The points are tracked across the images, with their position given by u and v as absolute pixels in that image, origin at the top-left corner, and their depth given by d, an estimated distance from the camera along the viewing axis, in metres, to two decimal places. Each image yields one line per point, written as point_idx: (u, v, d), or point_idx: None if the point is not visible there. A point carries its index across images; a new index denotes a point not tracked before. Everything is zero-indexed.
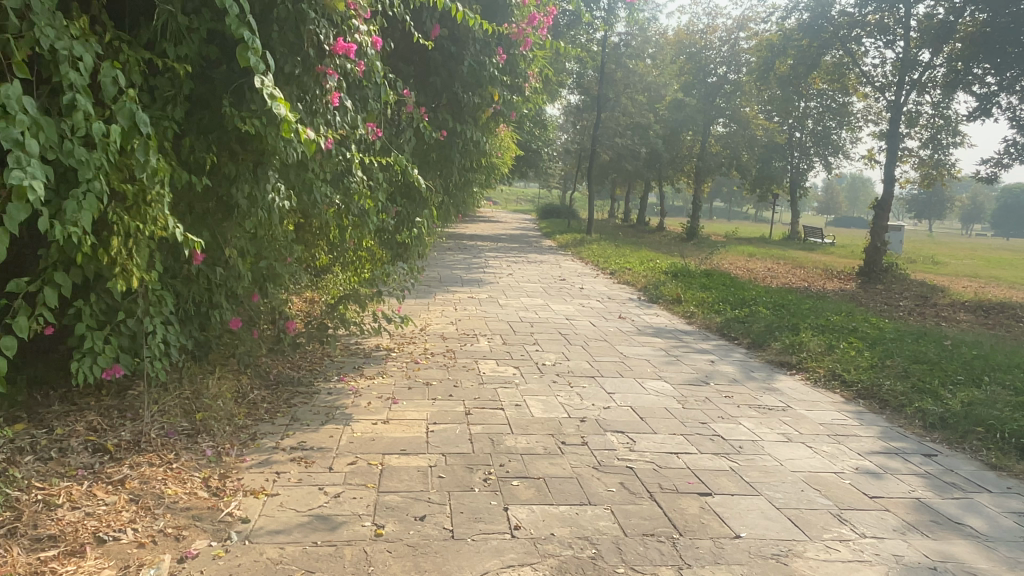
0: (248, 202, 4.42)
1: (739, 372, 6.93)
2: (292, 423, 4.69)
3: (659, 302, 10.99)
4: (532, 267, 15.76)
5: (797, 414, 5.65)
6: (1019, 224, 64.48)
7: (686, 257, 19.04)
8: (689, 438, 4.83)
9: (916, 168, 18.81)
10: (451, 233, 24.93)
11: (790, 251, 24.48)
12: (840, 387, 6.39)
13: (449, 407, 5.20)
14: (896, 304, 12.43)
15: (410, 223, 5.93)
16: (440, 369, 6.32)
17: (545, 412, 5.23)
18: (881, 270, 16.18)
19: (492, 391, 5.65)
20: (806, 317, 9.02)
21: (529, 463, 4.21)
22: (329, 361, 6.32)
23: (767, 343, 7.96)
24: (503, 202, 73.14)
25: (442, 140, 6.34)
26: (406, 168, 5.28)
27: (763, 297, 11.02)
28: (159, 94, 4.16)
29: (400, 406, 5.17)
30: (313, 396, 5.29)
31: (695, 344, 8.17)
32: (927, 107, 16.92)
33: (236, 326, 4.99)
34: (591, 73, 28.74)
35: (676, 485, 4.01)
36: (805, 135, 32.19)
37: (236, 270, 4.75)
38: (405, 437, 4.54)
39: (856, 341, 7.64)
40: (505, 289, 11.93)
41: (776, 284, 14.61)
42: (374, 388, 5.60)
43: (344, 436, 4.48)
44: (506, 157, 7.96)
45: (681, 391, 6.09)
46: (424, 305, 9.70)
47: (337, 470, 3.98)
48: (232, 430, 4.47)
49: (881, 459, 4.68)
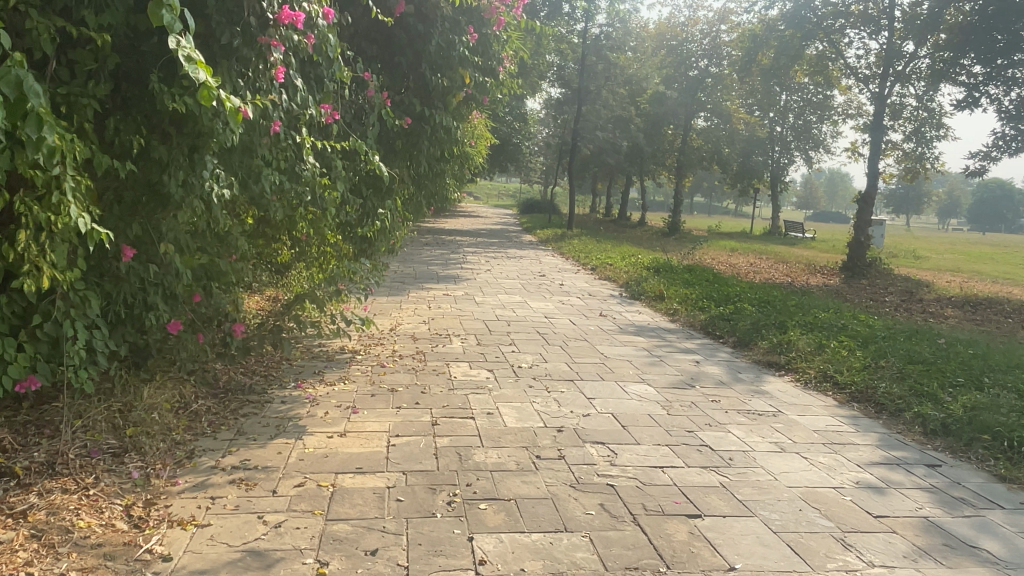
0: (183, 191, 3.94)
1: (726, 373, 6.56)
2: (237, 438, 4.22)
3: (641, 298, 10.61)
4: (511, 262, 15.34)
5: (789, 419, 5.28)
6: (994, 218, 65.25)
7: (668, 252, 18.71)
8: (676, 449, 4.42)
9: (899, 161, 18.64)
10: (429, 228, 24.44)
11: (772, 245, 24.29)
12: (833, 389, 6.04)
13: (414, 416, 4.75)
14: (881, 300, 12.18)
15: (373, 217, 5.46)
16: (408, 373, 5.86)
17: (519, 421, 4.79)
18: (865, 265, 15.98)
19: (462, 398, 5.21)
20: (794, 314, 8.68)
21: (500, 482, 3.77)
22: (288, 365, 5.86)
23: (754, 342, 7.61)
24: (484, 197, 72.67)
25: (409, 127, 5.86)
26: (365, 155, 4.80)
27: (748, 293, 10.71)
28: (78, 69, 3.67)
29: (360, 416, 4.70)
30: (264, 406, 4.82)
31: (680, 343, 7.79)
32: (911, 99, 16.74)
33: (175, 330, 4.49)
34: (572, 66, 28.34)
35: (661, 505, 3.60)
36: (786, 129, 32.09)
37: (174, 268, 4.27)
38: (363, 453, 4.07)
39: (846, 339, 7.31)
40: (481, 285, 11.49)
41: (760, 279, 14.33)
42: (333, 395, 5.12)
43: (293, 453, 4.02)
44: (481, 146, 7.46)
45: (666, 395, 5.69)
46: (395, 302, 9.25)
47: (282, 494, 3.52)
48: (167, 447, 4.00)
49: (883, 471, 4.31)
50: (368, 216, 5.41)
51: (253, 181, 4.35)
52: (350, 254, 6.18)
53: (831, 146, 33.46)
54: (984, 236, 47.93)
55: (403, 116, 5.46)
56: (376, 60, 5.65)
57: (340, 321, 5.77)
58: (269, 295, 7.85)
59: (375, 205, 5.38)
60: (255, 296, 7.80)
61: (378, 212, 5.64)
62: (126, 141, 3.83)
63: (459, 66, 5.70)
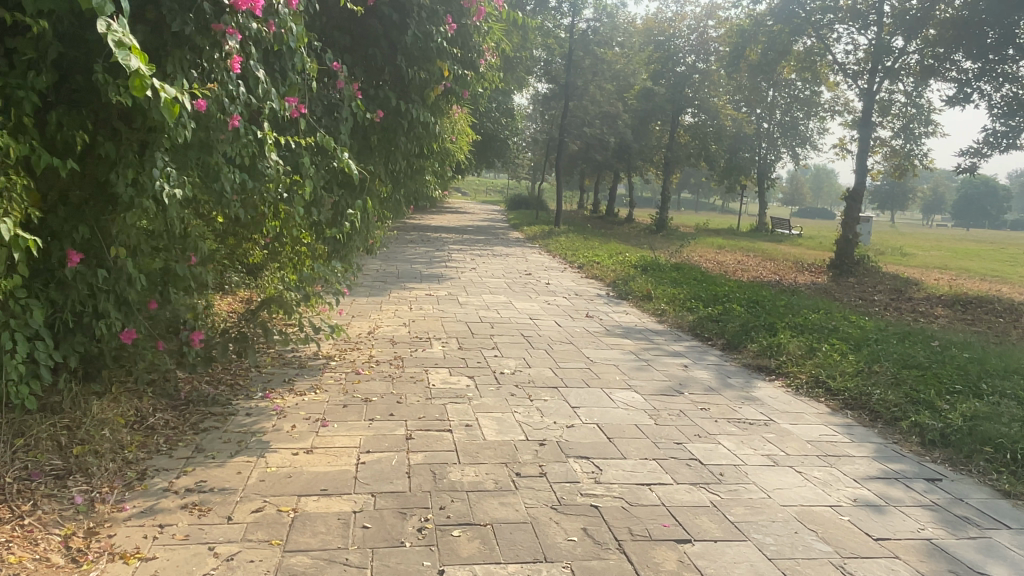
0: (132, 191, 3.63)
1: (715, 378, 6.33)
2: (194, 456, 3.95)
3: (628, 298, 10.38)
4: (496, 260, 15.06)
5: (781, 429, 5.06)
6: (978, 215, 65.81)
7: (656, 249, 18.49)
8: (663, 464, 4.18)
9: (887, 158, 18.55)
10: (414, 225, 24.08)
11: (759, 242, 24.19)
12: (826, 396, 5.84)
13: (387, 429, 4.47)
14: (870, 299, 12.04)
15: (346, 217, 5.18)
16: (383, 381, 5.58)
17: (499, 433, 4.53)
18: (853, 263, 15.86)
19: (439, 408, 4.94)
20: (784, 315, 8.48)
21: (476, 504, 3.51)
22: (256, 373, 5.57)
23: (744, 345, 7.39)
24: (471, 193, 72.30)
25: (385, 121, 5.56)
26: (334, 151, 4.48)
27: (736, 293, 10.50)
28: (16, 59, 3.37)
29: (330, 430, 4.41)
30: (226, 419, 4.54)
31: (668, 346, 7.56)
32: (900, 95, 16.64)
33: (130, 339, 4.16)
34: (559, 61, 28.07)
35: (648, 529, 3.35)
36: (773, 126, 32.03)
37: (126, 273, 3.96)
38: (329, 473, 3.79)
39: (839, 342, 7.11)
40: (465, 284, 11.21)
41: (748, 277, 14.15)
42: (303, 407, 4.84)
43: (253, 472, 3.74)
44: (464, 141, 7.12)
45: (653, 403, 5.45)
46: (375, 303, 8.96)
47: (237, 521, 3.25)
48: (116, 467, 3.71)
49: (881, 488, 4.10)
50: (340, 217, 5.14)
51: (213, 180, 4.06)
52: (324, 255, 5.87)
53: (818, 142, 33.45)
54: (967, 233, 48.38)
55: (377, 110, 5.18)
56: (349, 51, 5.36)
57: (312, 326, 5.50)
58: (242, 297, 7.53)
59: (348, 205, 5.10)
60: (227, 297, 7.47)
61: (351, 212, 5.36)
62: (69, 137, 3.53)
63: (437, 58, 5.42)
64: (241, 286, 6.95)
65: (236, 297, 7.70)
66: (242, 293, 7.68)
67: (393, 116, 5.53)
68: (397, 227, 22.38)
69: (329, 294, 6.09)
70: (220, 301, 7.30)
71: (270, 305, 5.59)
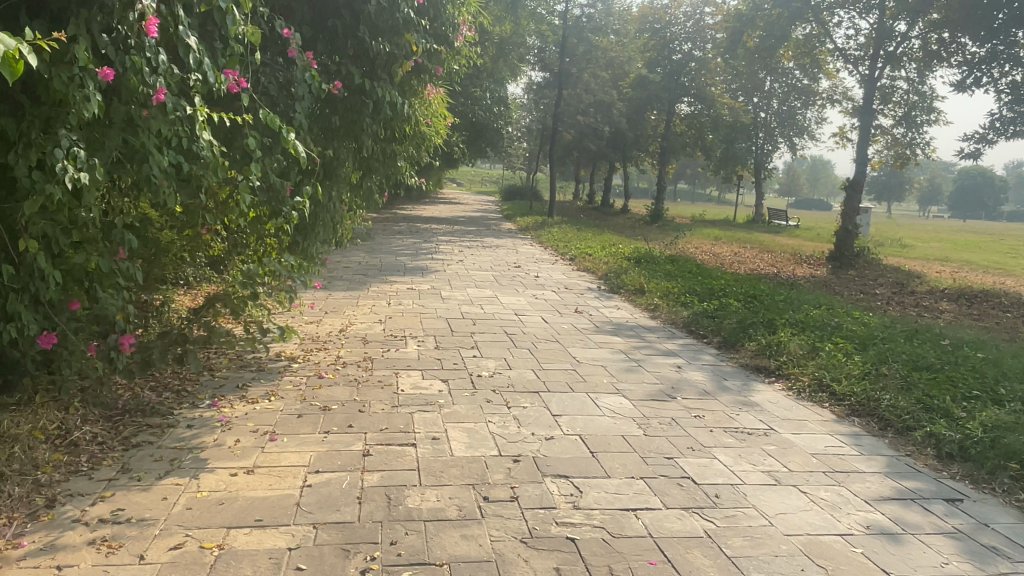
0: (35, 175, 3.12)
1: (711, 380, 5.87)
2: (117, 477, 3.45)
3: (620, 292, 9.89)
4: (486, 252, 14.55)
5: (783, 440, 4.61)
6: (974, 205, 65.43)
7: (650, 241, 18.00)
8: (652, 484, 3.71)
9: (888, 148, 18.06)
10: (404, 216, 23.50)
11: (756, 234, 23.74)
12: (831, 402, 5.38)
13: (343, 444, 3.99)
14: (872, 293, 11.58)
15: (300, 207, 4.71)
16: (347, 386, 5.09)
17: (468, 448, 4.05)
18: (853, 256, 15.42)
19: (406, 418, 4.46)
20: (784, 310, 8.02)
21: (433, 538, 3.03)
22: (207, 378, 5.10)
23: (742, 343, 6.94)
24: (466, 184, 71.67)
25: (348, 100, 5.07)
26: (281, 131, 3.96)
27: (733, 287, 10.04)
28: None
29: (277, 446, 3.92)
30: (164, 431, 4.04)
31: (660, 344, 7.09)
32: (902, 82, 16.19)
33: (48, 344, 3.63)
34: (553, 48, 27.48)
35: (631, 569, 2.89)
36: (770, 115, 31.49)
37: (36, 270, 3.44)
38: (269, 499, 3.31)
39: (842, 341, 6.66)
40: (450, 277, 10.70)
41: (745, 270, 13.69)
42: (252, 418, 4.35)
43: (181, 499, 3.26)
44: (441, 123, 6.59)
45: (643, 409, 4.98)
46: (351, 299, 8.45)
47: (151, 561, 2.77)
48: (23, 492, 3.20)
49: (895, 511, 3.66)
50: (294, 208, 4.67)
51: (140, 164, 3.55)
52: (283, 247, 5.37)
53: (816, 132, 32.95)
54: (963, 223, 48.03)
55: (333, 84, 4.72)
56: (308, 25, 4.88)
57: (267, 328, 5.02)
58: (204, 293, 7.04)
59: (302, 195, 4.62)
60: (188, 293, 6.98)
61: (303, 199, 4.87)
62: None
63: (405, 30, 4.94)
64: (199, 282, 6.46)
65: (199, 293, 7.20)
66: (205, 288, 7.19)
67: (355, 98, 5.05)
68: (387, 218, 21.81)
69: (285, 290, 5.64)
70: (181, 299, 6.81)
71: (214, 303, 5.12)
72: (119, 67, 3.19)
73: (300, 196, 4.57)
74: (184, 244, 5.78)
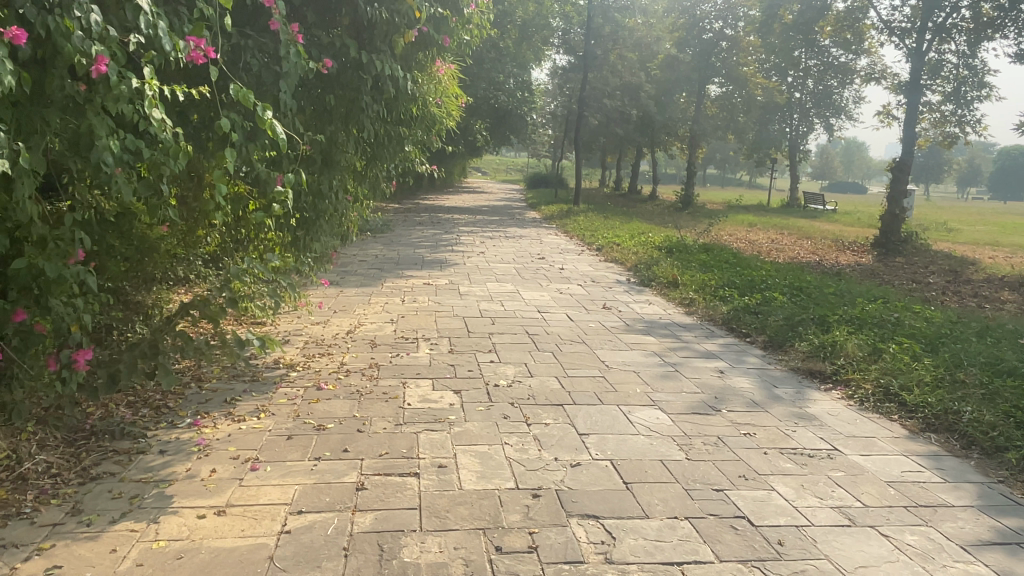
0: None
1: (759, 389, 5.22)
2: (63, 521, 2.93)
3: (651, 285, 9.20)
4: (508, 242, 13.94)
5: (851, 465, 3.95)
6: (1018, 186, 62.88)
7: (682, 229, 17.19)
8: (701, 528, 3.07)
9: (935, 126, 16.97)
10: (427, 207, 22.97)
11: (793, 219, 22.79)
12: (901, 417, 4.70)
13: (333, 475, 3.39)
14: (924, 282, 10.73)
15: (285, 197, 4.15)
16: (347, 400, 4.50)
17: (480, 478, 3.45)
18: (900, 241, 14.56)
19: (411, 439, 3.87)
20: (835, 305, 7.29)
21: None
22: (194, 391, 4.58)
23: (790, 343, 6.27)
24: (491, 173, 71.07)
25: (344, 74, 4.47)
26: (257, 109, 3.33)
27: (775, 278, 9.30)
28: None
29: (258, 478, 3.34)
30: (132, 459, 3.52)
31: (698, 345, 6.43)
32: (951, 55, 15.10)
33: None
34: (578, 30, 26.60)
35: None
36: (805, 95, 30.22)
37: None
38: (237, 551, 2.74)
39: (907, 342, 5.94)
40: (470, 271, 10.12)
41: (784, 258, 12.89)
42: (235, 440, 3.78)
43: (132, 552, 2.72)
44: (454, 104, 5.96)
45: (684, 425, 4.35)
46: (363, 296, 7.91)
47: None
48: None
49: (1002, 561, 2.99)
50: (275, 201, 4.11)
51: (88, 151, 3.01)
52: (275, 244, 4.78)
53: (853, 111, 31.62)
54: (1007, 205, 46.12)
55: (322, 59, 4.13)
56: None
57: (248, 335, 4.50)
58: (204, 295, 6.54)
59: (287, 184, 4.07)
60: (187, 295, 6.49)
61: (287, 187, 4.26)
62: None
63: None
64: (197, 282, 5.95)
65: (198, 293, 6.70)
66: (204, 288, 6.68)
67: (351, 73, 4.46)
68: (407, 209, 21.21)
69: (277, 292, 5.10)
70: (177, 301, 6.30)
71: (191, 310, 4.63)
72: (44, 31, 2.65)
73: (285, 187, 4.01)
74: (175, 241, 5.28)
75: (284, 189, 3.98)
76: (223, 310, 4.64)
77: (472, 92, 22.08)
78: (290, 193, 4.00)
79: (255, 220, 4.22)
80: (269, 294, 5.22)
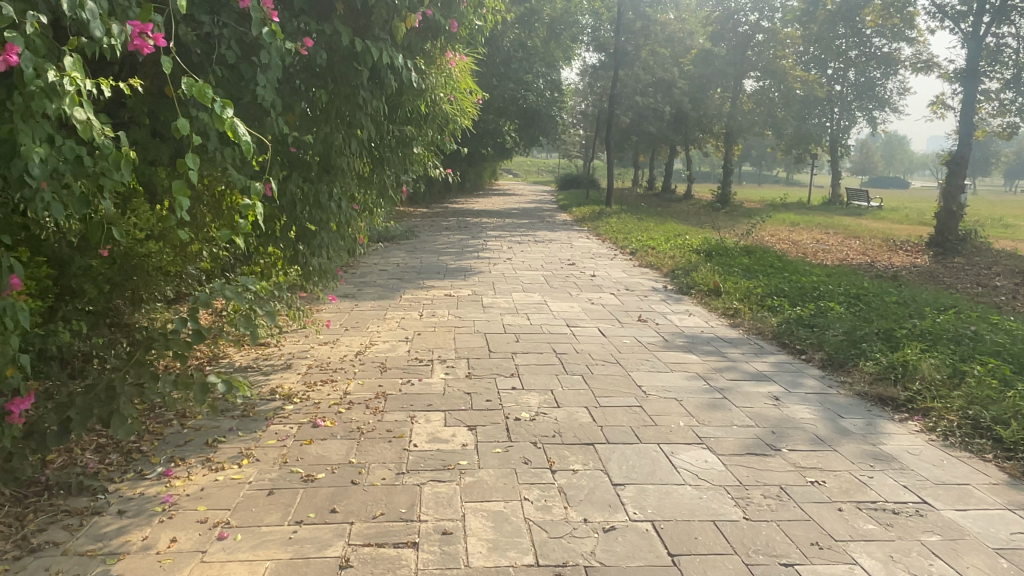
0: None
1: (823, 421, 4.52)
2: None
3: (692, 294, 8.47)
4: (537, 248, 13.33)
5: (949, 524, 3.25)
6: None
7: (721, 229, 16.37)
8: None
9: (995, 115, 15.82)
10: (456, 211, 22.52)
11: (837, 217, 21.77)
12: (1000, 460, 3.96)
13: (314, 547, 2.81)
14: (991, 285, 9.81)
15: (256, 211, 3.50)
16: (344, 441, 3.92)
17: (492, 549, 2.83)
18: (958, 240, 13.54)
19: (411, 494, 3.27)
20: (901, 316, 6.52)
21: None
22: (176, 430, 4.06)
23: (854, 364, 5.55)
24: (523, 174, 70.65)
25: (338, 67, 3.92)
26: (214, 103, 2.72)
27: (827, 283, 8.52)
28: None
29: (225, 551, 2.78)
30: (84, 523, 2.99)
31: (747, 365, 5.72)
32: (1012, 39, 14.01)
33: None
34: (608, 26, 25.85)
35: None
36: (846, 88, 28.97)
37: None
38: None
39: (993, 364, 5.16)
40: (495, 279, 9.53)
41: (832, 260, 12.04)
42: (206, 497, 3.24)
43: None
44: (470, 103, 5.37)
45: (738, 470, 3.67)
46: (379, 310, 7.37)
47: None
48: None
49: None
50: (244, 213, 3.58)
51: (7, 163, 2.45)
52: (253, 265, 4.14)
53: (897, 104, 30.28)
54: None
55: (301, 39, 3.55)
56: None
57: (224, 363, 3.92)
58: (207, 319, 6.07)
59: (255, 193, 3.55)
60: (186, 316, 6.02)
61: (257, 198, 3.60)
62: None
63: None
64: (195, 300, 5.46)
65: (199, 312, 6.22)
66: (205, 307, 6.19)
67: (347, 64, 3.91)
68: (434, 213, 20.76)
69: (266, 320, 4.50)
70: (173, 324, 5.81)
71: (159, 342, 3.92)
72: None
73: (254, 198, 3.49)
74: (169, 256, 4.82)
75: (254, 202, 3.44)
76: (188, 345, 3.66)
77: (499, 93, 21.56)
78: (261, 208, 3.47)
79: (224, 237, 3.68)
80: (256, 318, 4.68)
